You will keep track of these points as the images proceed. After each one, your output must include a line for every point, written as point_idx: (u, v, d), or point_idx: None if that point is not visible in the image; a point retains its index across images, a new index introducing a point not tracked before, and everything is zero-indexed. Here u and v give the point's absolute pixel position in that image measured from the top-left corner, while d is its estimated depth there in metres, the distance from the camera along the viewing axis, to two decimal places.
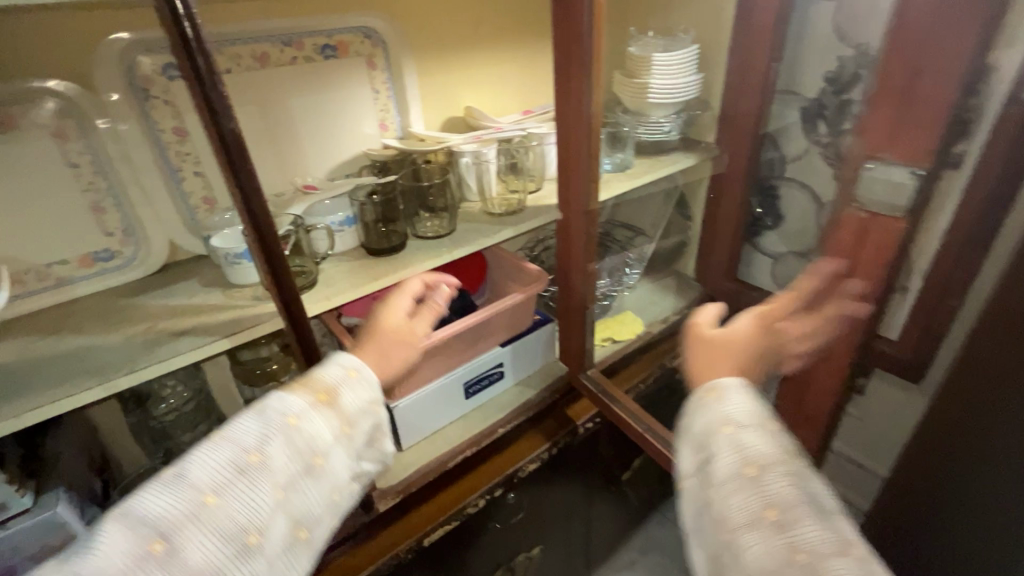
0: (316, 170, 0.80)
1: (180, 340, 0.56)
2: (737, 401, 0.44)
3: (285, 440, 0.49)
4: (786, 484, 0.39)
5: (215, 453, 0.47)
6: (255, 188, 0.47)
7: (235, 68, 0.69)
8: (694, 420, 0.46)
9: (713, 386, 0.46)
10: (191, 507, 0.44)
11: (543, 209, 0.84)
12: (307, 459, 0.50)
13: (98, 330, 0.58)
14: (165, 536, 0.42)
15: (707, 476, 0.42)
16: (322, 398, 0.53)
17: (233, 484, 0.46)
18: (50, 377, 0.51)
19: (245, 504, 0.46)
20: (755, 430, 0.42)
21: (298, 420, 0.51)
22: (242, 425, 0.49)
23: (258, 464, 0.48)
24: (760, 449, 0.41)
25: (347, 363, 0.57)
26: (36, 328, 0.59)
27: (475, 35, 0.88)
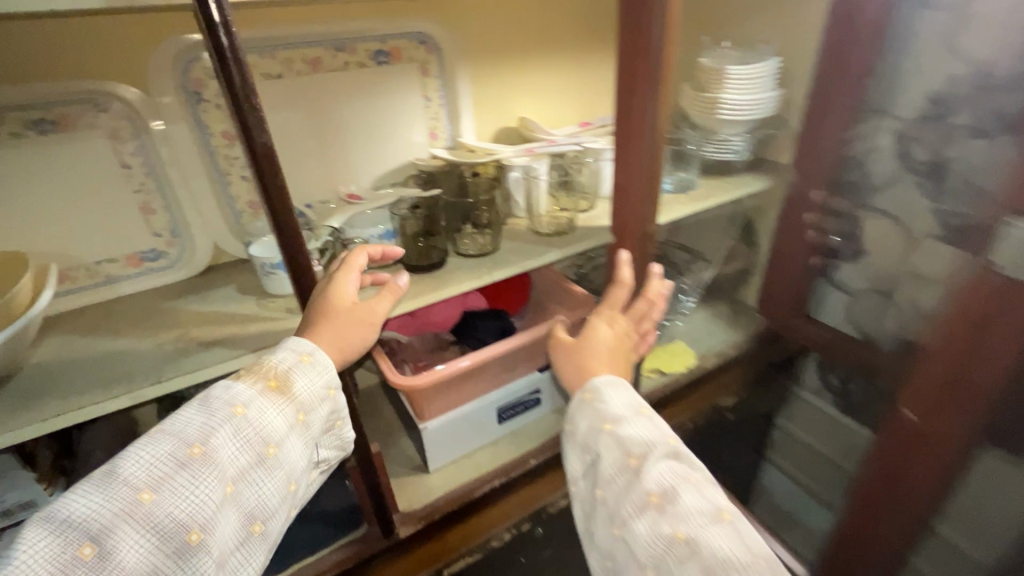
0: (361, 178, 0.78)
1: (208, 352, 0.54)
2: (618, 397, 0.54)
3: (231, 432, 0.45)
4: (664, 469, 0.47)
5: (152, 449, 0.43)
6: (285, 206, 0.44)
7: (287, 73, 0.68)
8: (580, 423, 0.54)
9: (591, 387, 0.56)
10: (124, 507, 0.40)
11: (593, 231, 0.78)
12: (257, 450, 0.46)
13: (135, 333, 0.58)
14: (96, 540, 0.39)
15: (597, 470, 0.51)
16: (275, 384, 0.48)
17: (172, 479, 0.42)
18: (83, 381, 0.51)
19: (184, 502, 0.41)
20: (629, 420, 0.52)
21: (245, 410, 0.46)
22: (186, 419, 0.45)
23: (201, 459, 0.43)
24: (636, 439, 0.50)
25: (302, 347, 0.51)
26: (79, 327, 0.60)
27: (535, 42, 0.84)
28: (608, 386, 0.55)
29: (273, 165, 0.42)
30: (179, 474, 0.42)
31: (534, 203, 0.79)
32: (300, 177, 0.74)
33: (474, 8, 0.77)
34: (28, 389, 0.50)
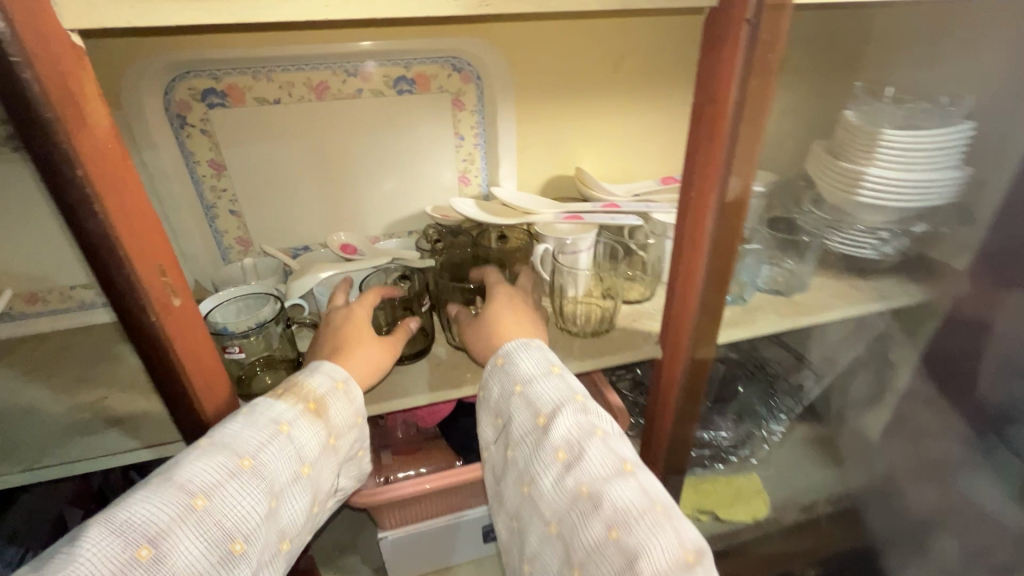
0: (371, 222, 0.66)
1: (109, 433, 0.46)
2: (529, 356, 0.45)
3: (282, 447, 0.38)
4: (572, 424, 0.40)
5: (201, 456, 0.35)
6: (148, 302, 0.34)
7: (285, 98, 0.57)
8: (491, 388, 0.46)
9: (502, 353, 0.46)
10: (174, 515, 0.32)
11: (636, 337, 0.58)
12: (301, 470, 0.39)
13: (63, 386, 0.51)
14: (153, 543, 0.31)
15: (507, 435, 0.43)
16: (316, 406, 0.41)
17: (225, 495, 0.34)
18: None
19: (236, 512, 0.34)
20: (541, 379, 0.43)
21: (291, 429, 0.39)
22: (232, 428, 0.37)
23: (254, 471, 0.36)
24: (545, 398, 0.42)
25: (336, 373, 0.44)
26: (24, 363, 0.55)
27: (609, 73, 0.65)
28: (519, 347, 0.46)
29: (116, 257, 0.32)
30: (231, 486, 0.35)
31: (561, 288, 0.59)
32: (297, 215, 0.63)
33: (531, 30, 0.61)
34: None
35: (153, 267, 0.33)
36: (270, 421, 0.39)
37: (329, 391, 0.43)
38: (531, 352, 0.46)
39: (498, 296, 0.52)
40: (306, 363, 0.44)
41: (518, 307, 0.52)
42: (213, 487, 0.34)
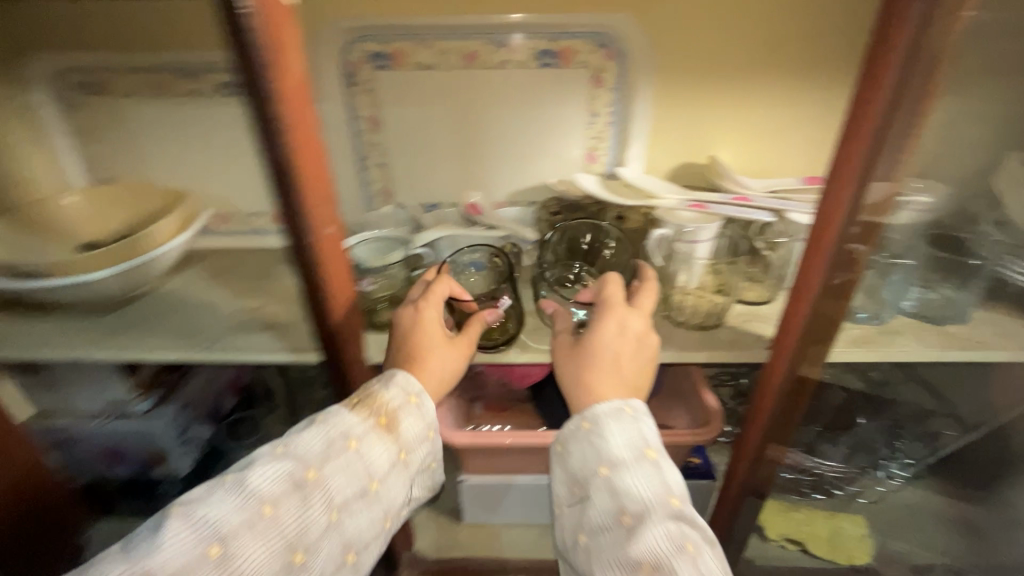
0: (497, 188, 0.70)
1: (264, 335, 0.56)
2: (620, 431, 0.44)
3: (346, 461, 0.44)
4: (661, 535, 0.39)
5: (273, 462, 0.42)
6: (312, 225, 0.41)
7: (439, 64, 0.62)
8: (573, 455, 0.46)
9: (590, 417, 0.46)
10: (247, 516, 0.39)
11: (743, 338, 0.56)
12: (364, 485, 0.44)
13: (235, 292, 0.63)
14: (222, 542, 0.38)
15: (584, 516, 0.43)
16: (385, 421, 0.47)
17: (291, 500, 0.41)
18: (172, 325, 0.58)
19: (297, 520, 0.40)
20: (631, 467, 0.42)
21: (358, 444, 0.45)
22: (307, 439, 0.44)
23: (318, 483, 0.42)
24: (633, 492, 0.41)
25: (410, 386, 0.49)
26: (211, 269, 0.67)
27: (765, 58, 0.61)
28: (612, 416, 0.45)
29: (296, 185, 0.38)
30: (296, 496, 0.41)
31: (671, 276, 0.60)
32: (433, 174, 0.69)
33: (682, 9, 0.59)
34: (144, 317, 0.59)
35: (321, 196, 0.40)
36: (340, 434, 0.45)
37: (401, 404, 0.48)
38: (623, 423, 0.45)
39: (605, 325, 0.50)
40: (382, 371, 0.49)
41: (626, 334, 0.49)
42: (280, 496, 0.40)
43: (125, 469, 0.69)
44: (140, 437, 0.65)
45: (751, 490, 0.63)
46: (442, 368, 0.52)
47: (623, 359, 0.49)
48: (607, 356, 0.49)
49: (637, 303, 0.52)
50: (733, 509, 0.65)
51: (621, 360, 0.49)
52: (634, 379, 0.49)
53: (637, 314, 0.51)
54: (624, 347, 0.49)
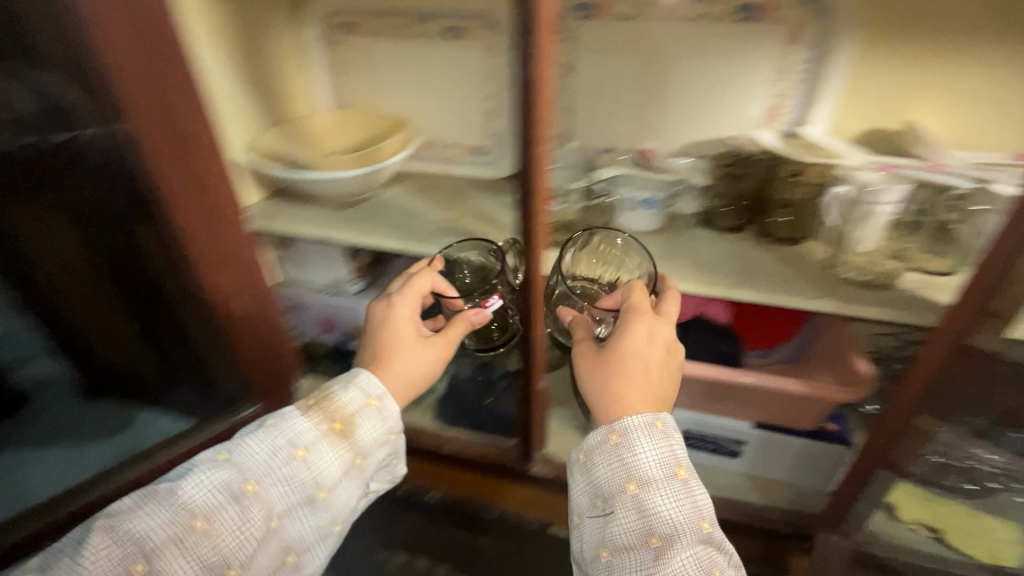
0: (668, 140, 0.74)
1: (458, 239, 0.69)
2: (650, 447, 0.48)
3: (292, 468, 0.53)
4: (685, 558, 0.44)
5: (214, 470, 0.51)
6: (535, 142, 0.50)
7: (638, 16, 0.68)
8: (599, 466, 0.49)
9: (619, 428, 0.49)
10: (182, 529, 0.48)
11: (910, 302, 0.58)
12: (308, 493, 0.54)
13: (436, 205, 0.76)
14: (147, 559, 0.47)
15: (609, 525, 0.48)
16: (337, 429, 0.55)
17: (226, 509, 0.50)
18: (388, 223, 0.72)
19: (231, 532, 0.50)
20: (660, 486, 0.47)
21: (304, 453, 0.54)
22: (253, 449, 0.53)
23: (256, 493, 0.51)
24: (661, 511, 0.46)
25: (372, 389, 0.58)
26: (416, 186, 0.81)
27: (989, 20, 0.58)
28: (645, 431, 0.48)
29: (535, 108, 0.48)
30: (232, 508, 0.50)
31: (845, 235, 0.61)
32: (611, 121, 0.75)
33: None
34: (367, 214, 0.74)
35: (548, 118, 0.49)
36: (289, 444, 0.54)
37: (358, 409, 0.57)
38: (654, 439, 0.48)
39: (632, 331, 0.52)
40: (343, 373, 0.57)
41: (655, 340, 0.53)
42: (218, 508, 0.49)
43: (336, 338, 0.88)
44: (346, 314, 0.83)
45: (890, 464, 0.63)
46: (417, 363, 0.60)
47: (649, 368, 0.52)
48: (638, 367, 0.51)
49: (662, 309, 0.55)
50: (864, 479, 0.65)
51: (646, 370, 0.52)
52: (655, 391, 0.51)
53: (662, 322, 0.54)
54: (649, 357, 0.52)
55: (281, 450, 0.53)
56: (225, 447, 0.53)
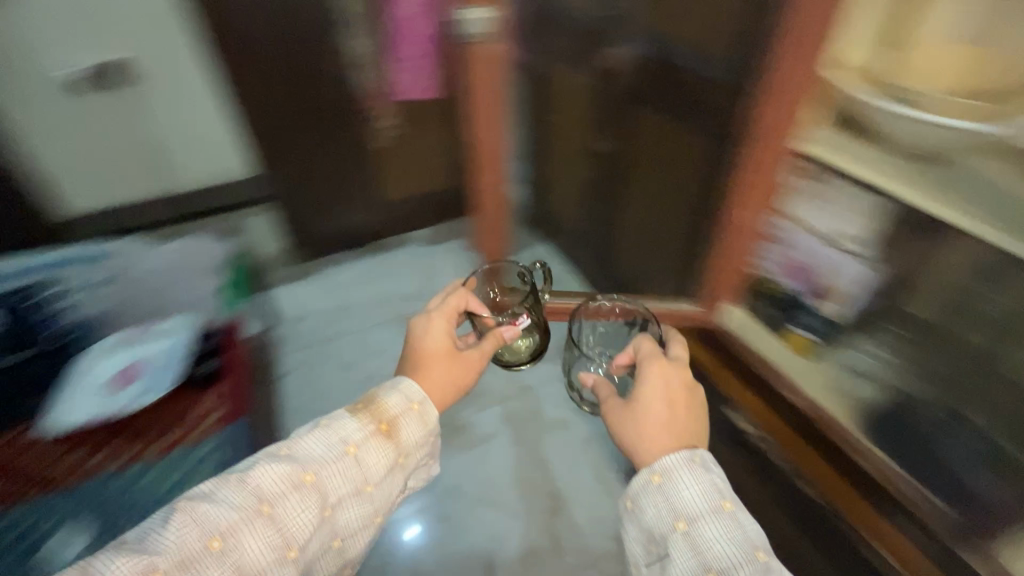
0: None
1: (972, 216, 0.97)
2: (688, 485, 0.93)
3: (346, 460, 0.94)
4: (723, 549, 0.86)
5: (281, 466, 0.90)
6: None
7: None
8: (650, 511, 0.94)
9: (659, 471, 0.96)
10: (255, 512, 0.85)
11: None
12: (358, 486, 0.94)
13: (974, 203, 0.99)
14: (221, 536, 0.82)
15: (662, 544, 0.93)
16: (383, 428, 0.99)
17: (293, 494, 0.88)
18: (947, 193, 1.01)
19: (290, 517, 0.87)
20: (704, 518, 0.90)
21: (355, 448, 0.95)
22: (315, 450, 0.93)
23: (309, 483, 0.90)
24: (703, 530, 0.89)
25: (415, 396, 1.04)
26: (967, 155, 1.01)
27: None
28: (685, 470, 0.94)
29: None
30: (295, 493, 0.88)
31: None
32: None
33: None
34: (938, 183, 1.03)
35: None
36: (343, 445, 0.95)
37: (402, 411, 1.02)
38: (689, 472, 0.94)
39: (654, 373, 1.09)
40: (389, 381, 1.05)
41: (664, 383, 1.08)
42: (286, 492, 0.88)
43: (853, 285, 1.28)
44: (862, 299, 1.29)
45: None
46: (453, 370, 1.12)
47: (631, 413, 1.08)
48: (652, 407, 1.05)
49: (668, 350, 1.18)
50: None
51: (631, 415, 1.07)
52: (630, 413, 1.08)
53: (676, 372, 1.11)
54: (622, 409, 1.09)
55: (337, 450, 0.94)
56: (289, 449, 0.93)
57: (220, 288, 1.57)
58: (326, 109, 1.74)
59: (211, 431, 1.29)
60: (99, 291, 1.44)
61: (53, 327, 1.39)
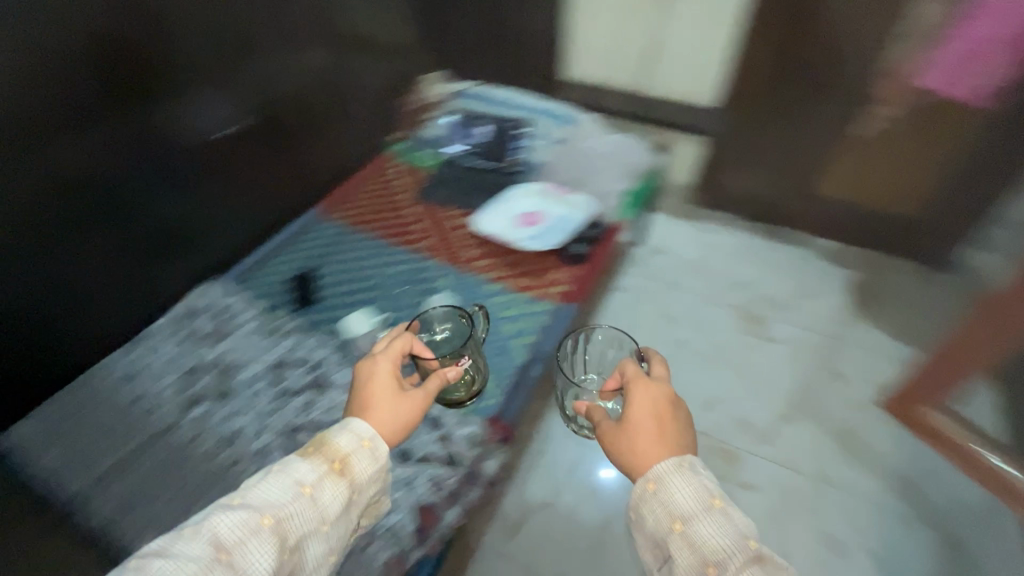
0: None
1: None
2: (682, 486, 0.82)
3: (301, 500, 0.78)
4: (717, 541, 0.76)
5: (234, 513, 0.74)
6: None
7: None
8: (648, 518, 0.82)
9: (653, 478, 0.84)
10: (211, 561, 0.69)
11: None
12: (319, 525, 0.79)
13: None
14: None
15: (659, 549, 0.81)
16: (337, 466, 0.83)
17: (249, 540, 0.72)
18: None
19: (247, 561, 0.71)
20: (699, 521, 0.78)
21: (309, 489, 0.79)
22: (262, 497, 0.77)
23: (268, 527, 0.74)
24: (702, 531, 0.77)
25: (366, 433, 0.87)
26: None
27: None
28: (678, 475, 0.83)
29: None
30: (251, 539, 0.72)
31: None
32: None
33: None
34: None
35: None
36: (298, 485, 0.79)
37: (355, 447, 0.85)
38: (680, 471, 0.84)
39: (639, 391, 0.96)
40: (348, 425, 0.88)
41: (653, 401, 0.95)
42: (243, 539, 0.72)
43: None
44: None
45: None
46: (397, 411, 0.93)
47: (618, 435, 0.93)
48: (640, 422, 0.92)
49: (655, 372, 1.02)
50: None
51: (618, 438, 0.93)
52: (613, 439, 0.94)
53: (660, 390, 0.97)
54: (610, 427, 0.96)
55: (291, 491, 0.78)
56: (240, 497, 0.76)
57: (624, 192, 1.65)
58: (848, 85, 1.65)
59: (553, 299, 1.42)
60: (551, 148, 1.78)
61: (515, 157, 1.74)
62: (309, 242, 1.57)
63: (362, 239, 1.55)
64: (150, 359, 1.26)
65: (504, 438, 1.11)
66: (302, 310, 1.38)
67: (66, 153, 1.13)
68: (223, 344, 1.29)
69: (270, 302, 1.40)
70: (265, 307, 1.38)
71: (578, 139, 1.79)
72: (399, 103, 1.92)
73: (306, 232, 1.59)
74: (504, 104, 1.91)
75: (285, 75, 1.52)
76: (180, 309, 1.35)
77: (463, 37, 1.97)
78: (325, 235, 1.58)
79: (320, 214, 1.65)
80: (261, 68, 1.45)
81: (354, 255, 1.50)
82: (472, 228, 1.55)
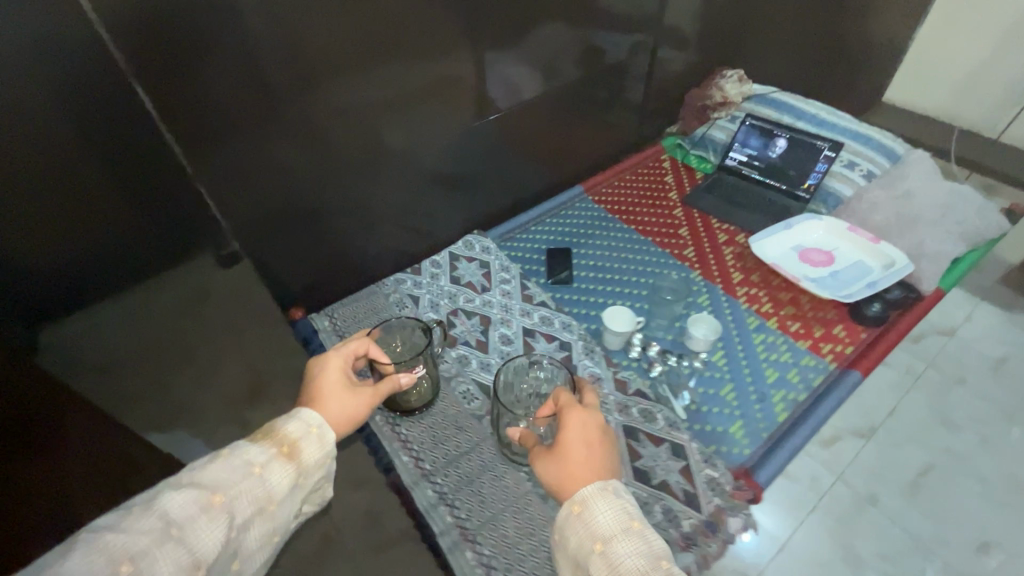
0: None
1: None
2: (604, 506, 0.68)
3: (250, 479, 0.64)
4: (636, 562, 0.63)
5: (183, 491, 0.60)
6: None
7: None
8: (573, 541, 0.68)
9: (579, 500, 0.69)
10: (162, 533, 0.57)
11: None
12: (265, 504, 0.65)
13: None
14: (135, 559, 0.54)
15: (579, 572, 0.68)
16: (286, 449, 0.69)
17: (203, 515, 0.60)
18: None
19: (202, 539, 0.58)
20: (616, 544, 0.65)
21: (258, 468, 0.66)
22: (213, 474, 0.63)
23: (219, 506, 0.61)
24: (622, 553, 0.64)
25: (310, 419, 0.73)
26: None
27: None
28: (600, 496, 0.69)
29: None
30: (202, 518, 0.59)
31: None
32: None
33: None
34: None
35: None
36: (246, 464, 0.65)
37: (301, 434, 0.71)
38: (602, 490, 0.70)
39: (574, 416, 0.79)
40: (291, 416, 0.72)
41: (586, 424, 0.79)
42: (193, 513, 0.59)
43: None
44: None
45: None
46: (349, 408, 0.81)
47: (551, 459, 0.76)
48: (573, 445, 0.76)
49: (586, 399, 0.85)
50: None
51: (550, 463, 0.76)
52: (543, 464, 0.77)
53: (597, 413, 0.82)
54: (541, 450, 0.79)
55: (239, 467, 0.65)
56: (188, 473, 0.63)
57: (953, 258, 1.34)
58: None
59: (829, 357, 1.20)
60: (857, 180, 1.49)
61: (815, 183, 1.51)
62: (568, 219, 1.57)
63: (621, 231, 1.52)
64: (423, 290, 1.35)
65: (754, 500, 0.98)
66: (554, 284, 1.37)
67: (316, 107, 1.12)
68: (486, 296, 1.33)
69: (526, 267, 1.42)
70: (521, 270, 1.40)
71: (899, 174, 1.46)
72: (690, 94, 1.77)
73: (567, 208, 1.61)
74: (809, 115, 1.64)
75: (608, 55, 1.55)
76: (451, 250, 1.43)
77: (785, 43, 1.79)
78: (585, 217, 1.57)
79: (583, 194, 1.65)
80: (590, 46, 1.49)
81: (612, 245, 1.46)
82: (752, 247, 1.39)
